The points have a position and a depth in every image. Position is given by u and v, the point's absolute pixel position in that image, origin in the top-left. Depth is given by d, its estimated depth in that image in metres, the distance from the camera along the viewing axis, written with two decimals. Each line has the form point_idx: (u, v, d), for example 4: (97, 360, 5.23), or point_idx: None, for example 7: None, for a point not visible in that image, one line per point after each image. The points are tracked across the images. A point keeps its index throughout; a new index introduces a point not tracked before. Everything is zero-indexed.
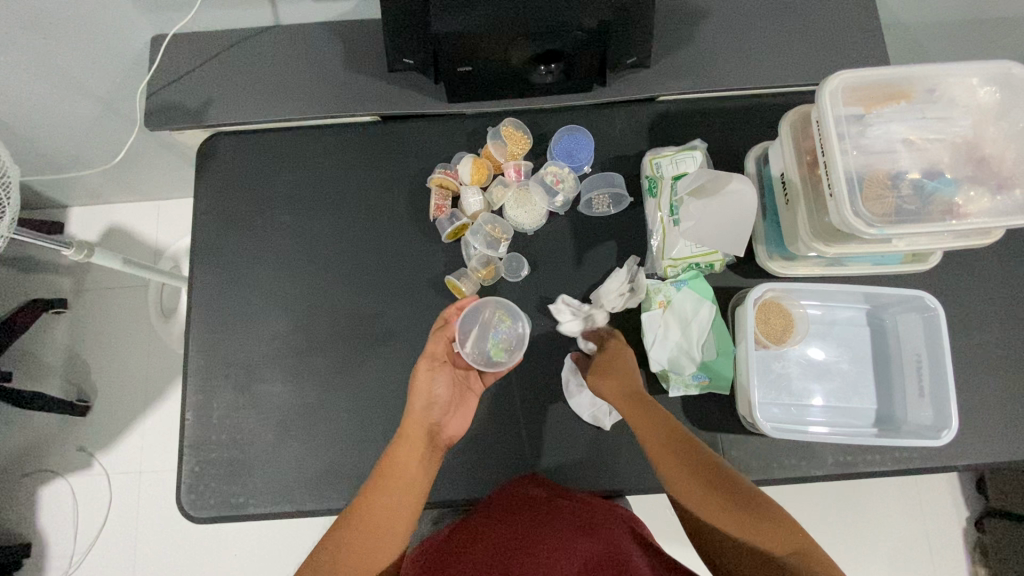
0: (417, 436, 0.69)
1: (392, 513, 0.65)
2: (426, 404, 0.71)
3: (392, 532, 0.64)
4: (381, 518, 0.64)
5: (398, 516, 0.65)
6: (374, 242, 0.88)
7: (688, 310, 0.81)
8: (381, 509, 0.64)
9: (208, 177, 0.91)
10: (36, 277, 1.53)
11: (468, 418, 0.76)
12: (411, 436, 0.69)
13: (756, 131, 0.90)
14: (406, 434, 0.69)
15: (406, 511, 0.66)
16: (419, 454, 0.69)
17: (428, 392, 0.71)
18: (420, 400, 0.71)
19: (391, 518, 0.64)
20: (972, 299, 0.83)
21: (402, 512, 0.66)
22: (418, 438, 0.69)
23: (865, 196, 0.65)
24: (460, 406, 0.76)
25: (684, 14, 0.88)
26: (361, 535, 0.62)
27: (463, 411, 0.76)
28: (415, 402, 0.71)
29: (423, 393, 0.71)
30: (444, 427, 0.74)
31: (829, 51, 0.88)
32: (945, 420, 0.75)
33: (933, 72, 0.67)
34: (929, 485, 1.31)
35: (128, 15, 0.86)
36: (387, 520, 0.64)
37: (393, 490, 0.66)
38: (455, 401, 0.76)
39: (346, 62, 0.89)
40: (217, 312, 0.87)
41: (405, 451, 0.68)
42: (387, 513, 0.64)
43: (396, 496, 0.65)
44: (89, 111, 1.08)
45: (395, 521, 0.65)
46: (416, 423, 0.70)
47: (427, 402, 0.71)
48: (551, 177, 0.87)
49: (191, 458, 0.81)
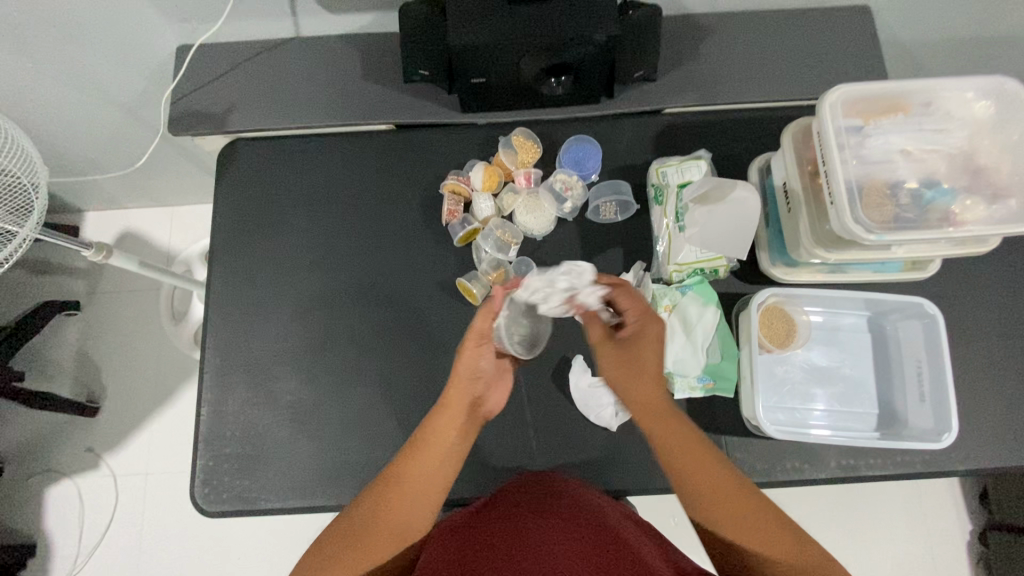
0: (454, 411, 0.71)
1: (417, 490, 0.68)
2: (472, 377, 0.72)
3: (417, 509, 0.67)
4: (403, 498, 0.67)
5: (423, 495, 0.68)
6: (387, 245, 0.91)
7: (693, 313, 0.82)
8: (402, 490, 0.67)
9: (227, 181, 0.94)
10: (50, 280, 1.56)
11: (505, 391, 0.80)
12: (449, 409, 0.71)
13: (758, 143, 0.93)
14: (441, 410, 0.71)
15: (438, 481, 0.69)
16: (455, 431, 0.71)
17: (473, 367, 0.72)
18: (463, 374, 0.72)
19: (416, 497, 0.67)
20: (972, 307, 0.85)
21: (433, 488, 0.69)
22: (455, 414, 0.71)
23: (865, 203, 0.67)
24: (497, 381, 0.79)
25: (689, 31, 0.91)
26: (361, 530, 0.65)
27: (500, 385, 0.80)
28: (460, 377, 0.72)
29: (469, 369, 0.72)
30: (486, 400, 0.77)
31: (830, 68, 0.91)
32: (944, 423, 0.77)
33: (929, 86, 0.70)
34: (933, 497, 1.31)
35: (155, 26, 0.90)
36: (410, 498, 0.67)
37: (426, 460, 0.69)
38: (494, 375, 0.79)
39: (364, 73, 0.93)
40: (234, 311, 0.89)
41: (440, 425, 0.70)
42: (411, 493, 0.67)
43: (425, 472, 0.68)
44: (112, 117, 1.12)
45: (423, 497, 0.68)
46: (456, 397, 0.71)
47: (474, 375, 0.72)
48: (560, 185, 0.90)
49: (205, 453, 0.84)
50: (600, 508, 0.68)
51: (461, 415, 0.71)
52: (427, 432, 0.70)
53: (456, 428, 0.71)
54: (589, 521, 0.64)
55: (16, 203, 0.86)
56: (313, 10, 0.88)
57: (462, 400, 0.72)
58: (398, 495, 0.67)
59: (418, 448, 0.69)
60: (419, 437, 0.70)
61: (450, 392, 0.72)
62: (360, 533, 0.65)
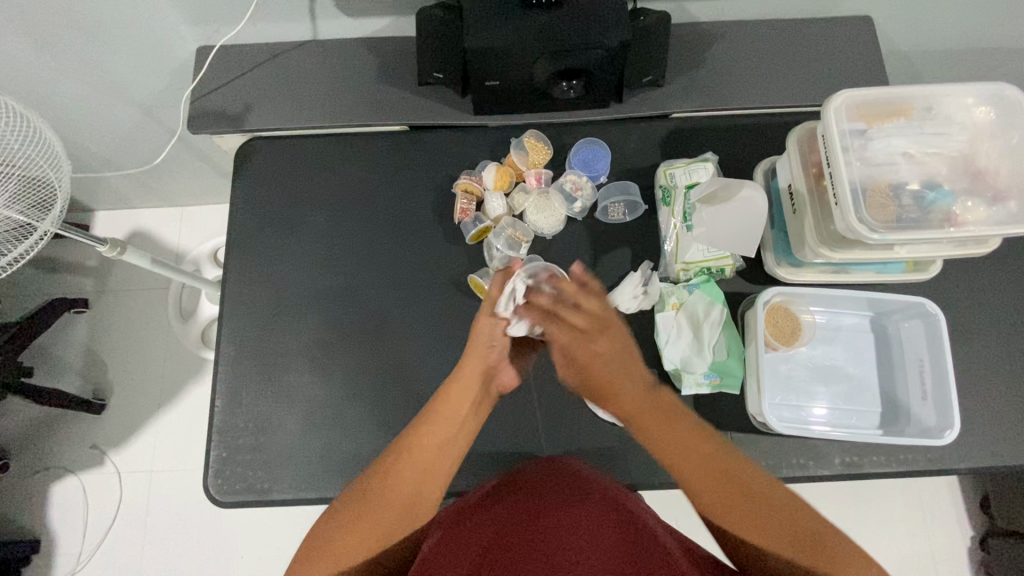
0: (468, 381, 0.75)
1: (429, 459, 0.71)
2: (488, 347, 0.77)
3: (429, 478, 0.71)
4: (418, 467, 0.70)
5: (435, 463, 0.72)
6: (400, 242, 0.92)
7: (700, 311, 0.84)
8: (416, 459, 0.70)
9: (244, 178, 0.96)
10: (58, 278, 1.57)
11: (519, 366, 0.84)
12: (464, 381, 0.75)
13: (763, 147, 0.95)
14: (456, 382, 0.75)
15: (448, 451, 0.73)
16: (470, 399, 0.75)
17: (488, 336, 0.77)
18: (478, 346, 0.76)
19: (427, 464, 0.71)
20: (973, 309, 0.87)
21: (445, 457, 0.73)
22: (469, 384, 0.75)
23: (868, 203, 0.70)
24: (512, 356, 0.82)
25: (697, 38, 0.94)
26: (379, 496, 0.68)
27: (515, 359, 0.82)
28: (477, 346, 0.76)
29: (485, 340, 0.76)
30: (500, 373, 0.80)
31: (833, 75, 0.94)
32: (946, 419, 0.80)
33: (930, 92, 0.72)
34: (933, 501, 1.33)
35: (176, 26, 0.92)
36: (424, 467, 0.71)
37: (442, 429, 0.72)
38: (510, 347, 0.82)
39: (380, 75, 0.95)
40: (249, 306, 0.91)
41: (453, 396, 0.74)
42: (425, 461, 0.71)
43: (438, 442, 0.72)
44: (129, 116, 1.14)
45: (435, 465, 0.72)
46: (471, 369, 0.76)
47: (492, 342, 0.77)
48: (570, 185, 0.92)
49: (218, 444, 0.85)
50: (608, 488, 0.72)
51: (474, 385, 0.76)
52: (441, 404, 0.74)
53: (468, 400, 0.75)
54: (606, 510, 0.67)
55: (39, 198, 0.88)
56: (331, 13, 0.91)
57: (475, 372, 0.76)
58: (412, 463, 0.70)
59: (434, 419, 0.73)
60: (434, 409, 0.73)
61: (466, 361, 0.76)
62: (376, 502, 0.68)
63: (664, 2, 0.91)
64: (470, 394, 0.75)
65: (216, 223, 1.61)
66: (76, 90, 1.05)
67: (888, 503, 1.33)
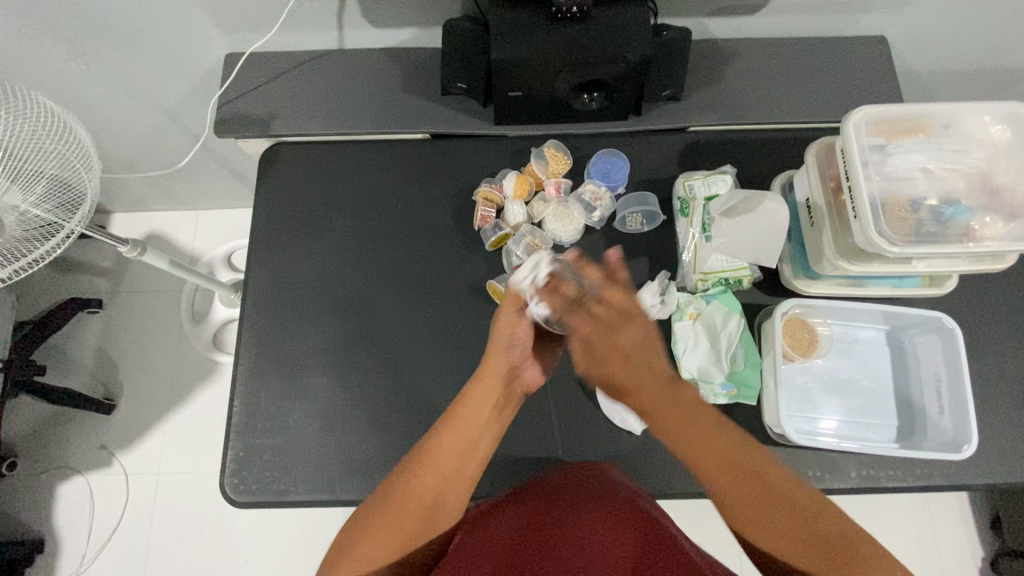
0: (489, 383, 0.75)
1: (451, 462, 0.71)
2: (507, 346, 0.76)
3: (452, 480, 0.71)
4: (440, 470, 0.70)
5: (457, 465, 0.71)
6: (420, 248, 0.94)
7: (717, 321, 0.85)
8: (437, 462, 0.70)
9: (268, 182, 0.98)
10: (73, 278, 1.58)
11: (543, 366, 0.84)
12: (485, 383, 0.75)
13: (779, 162, 0.97)
14: (476, 386, 0.75)
15: (470, 454, 0.73)
16: (492, 401, 0.76)
17: (508, 337, 0.76)
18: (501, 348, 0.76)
19: (450, 467, 0.71)
20: (988, 325, 0.87)
21: (468, 459, 0.73)
22: (490, 386, 0.75)
23: (887, 217, 0.71)
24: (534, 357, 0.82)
25: (715, 54, 0.96)
26: (404, 498, 0.68)
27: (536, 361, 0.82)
28: (498, 346, 0.76)
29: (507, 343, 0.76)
30: (522, 374, 0.81)
31: (850, 92, 0.95)
32: (965, 434, 0.80)
33: (947, 109, 0.74)
34: (943, 522, 1.32)
35: (207, 33, 0.94)
36: (445, 469, 0.70)
37: (463, 432, 0.72)
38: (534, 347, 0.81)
39: (403, 84, 0.97)
40: (271, 307, 0.92)
41: (475, 400, 0.74)
42: (447, 466, 0.70)
43: (460, 444, 0.72)
44: (153, 119, 1.16)
45: (458, 468, 0.71)
46: (493, 370, 0.76)
47: (516, 342, 0.76)
48: (590, 195, 0.93)
49: (236, 444, 0.86)
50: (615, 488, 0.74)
51: (496, 386, 0.76)
52: (462, 408, 0.74)
53: (491, 403, 0.76)
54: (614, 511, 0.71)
55: (67, 198, 0.88)
56: (359, 23, 0.93)
57: (495, 375, 0.76)
58: (433, 467, 0.70)
59: (455, 422, 0.73)
60: (454, 412, 0.74)
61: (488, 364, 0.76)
62: (401, 507, 0.67)
63: (685, 19, 0.93)
64: (491, 396, 0.75)
65: (231, 227, 1.62)
66: (105, 92, 1.07)
67: (898, 521, 1.32)
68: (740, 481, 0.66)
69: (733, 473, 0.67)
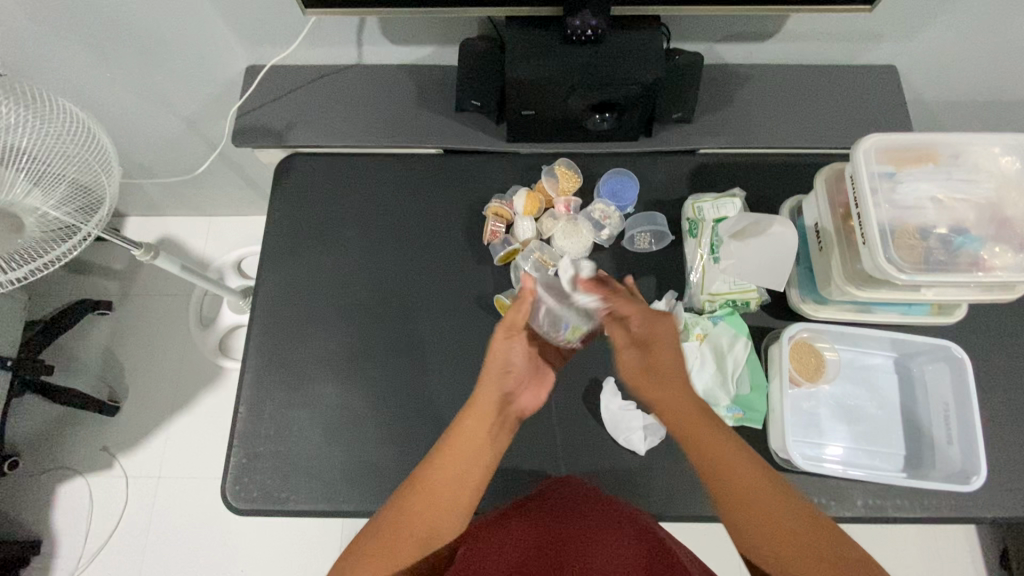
0: (478, 415, 0.73)
1: (443, 492, 0.70)
2: (502, 372, 0.75)
3: (445, 511, 0.69)
4: (431, 500, 0.69)
5: (451, 495, 0.70)
6: (429, 260, 0.95)
7: (724, 344, 0.85)
8: (428, 494, 0.69)
9: (283, 191, 1.00)
10: (84, 279, 1.60)
11: (542, 389, 0.80)
12: (477, 414, 0.73)
13: (788, 186, 0.97)
14: (466, 417, 0.73)
15: (460, 484, 0.71)
16: (485, 428, 0.73)
17: (504, 358, 0.75)
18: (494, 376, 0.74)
19: (442, 498, 0.69)
20: (998, 355, 0.87)
21: (464, 488, 0.71)
22: (479, 418, 0.73)
23: (896, 244, 0.71)
24: (531, 381, 0.79)
25: (727, 79, 0.97)
26: (398, 526, 0.67)
27: (534, 385, 0.80)
28: (491, 372, 0.74)
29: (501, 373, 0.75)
30: (517, 399, 0.78)
31: (860, 119, 0.96)
32: (975, 466, 0.79)
33: (957, 139, 0.75)
34: (949, 555, 1.30)
35: (229, 44, 0.96)
36: (437, 501, 0.69)
37: (453, 461, 0.71)
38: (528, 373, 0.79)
39: (419, 100, 0.99)
40: (279, 314, 0.93)
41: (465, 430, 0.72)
42: (440, 496, 0.69)
43: (449, 478, 0.70)
44: (172, 126, 1.19)
45: (454, 496, 0.70)
46: (486, 399, 0.74)
47: (505, 369, 0.75)
48: (598, 214, 0.94)
49: (239, 451, 0.86)
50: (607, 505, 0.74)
51: (488, 416, 0.73)
52: (453, 438, 0.72)
53: (485, 434, 0.73)
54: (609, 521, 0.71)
55: (85, 202, 0.89)
56: (377, 40, 0.95)
57: (487, 404, 0.73)
58: (427, 496, 0.69)
59: (445, 453, 0.71)
60: (445, 440, 0.73)
61: (479, 394, 0.74)
62: (394, 535, 0.67)
63: (697, 44, 0.95)
64: (484, 425, 0.73)
65: (242, 235, 1.64)
66: (127, 99, 1.10)
67: (905, 552, 1.29)
68: (749, 488, 0.66)
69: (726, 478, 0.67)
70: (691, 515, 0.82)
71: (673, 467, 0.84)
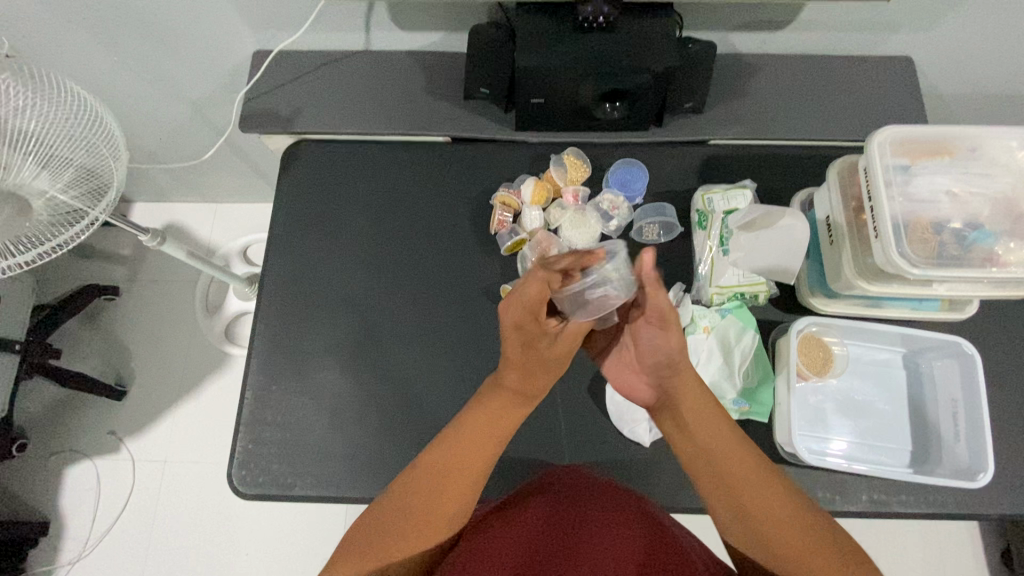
0: (509, 395, 0.72)
1: (468, 467, 0.69)
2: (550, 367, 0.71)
3: (452, 492, 0.68)
4: (436, 482, 0.68)
5: (475, 468, 0.69)
6: (436, 249, 0.94)
7: (731, 336, 0.84)
8: (438, 478, 0.68)
9: (291, 178, 0.99)
10: (91, 265, 1.60)
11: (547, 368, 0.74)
12: (504, 392, 0.72)
13: (799, 178, 0.96)
14: (489, 395, 0.73)
15: (470, 466, 0.69)
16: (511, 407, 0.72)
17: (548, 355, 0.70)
18: (537, 365, 0.70)
19: (469, 474, 0.69)
20: (1009, 351, 0.86)
21: (474, 468, 0.69)
22: (510, 398, 0.72)
23: (909, 239, 0.70)
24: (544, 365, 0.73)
25: (739, 69, 0.96)
26: (414, 503, 0.67)
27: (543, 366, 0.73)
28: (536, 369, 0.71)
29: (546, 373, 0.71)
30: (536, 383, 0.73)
31: (873, 110, 0.95)
32: (982, 463, 0.79)
33: (973, 133, 0.73)
34: (951, 549, 1.30)
35: (237, 29, 0.96)
36: (461, 472, 0.69)
37: (463, 448, 0.69)
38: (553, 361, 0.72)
39: (427, 87, 0.98)
40: (286, 301, 0.93)
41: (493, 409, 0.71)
42: (471, 469, 0.69)
43: (480, 453, 0.70)
44: (180, 112, 1.18)
45: (462, 478, 0.69)
46: (519, 383, 0.72)
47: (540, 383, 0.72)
48: (607, 204, 0.94)
49: (245, 436, 0.87)
50: (608, 503, 0.71)
51: (523, 399, 0.73)
52: (465, 420, 0.71)
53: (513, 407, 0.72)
54: (610, 518, 0.68)
55: (94, 186, 0.89)
56: (385, 26, 0.94)
57: (532, 387, 0.72)
58: (435, 481, 0.68)
59: (465, 430, 0.70)
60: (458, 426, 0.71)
61: (508, 374, 0.71)
62: (401, 509, 0.67)
63: (709, 33, 0.93)
64: (518, 405, 0.72)
65: (248, 222, 1.64)
66: (134, 83, 1.09)
67: (905, 548, 1.29)
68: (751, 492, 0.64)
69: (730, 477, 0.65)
70: (694, 506, 0.82)
71: (677, 459, 0.84)
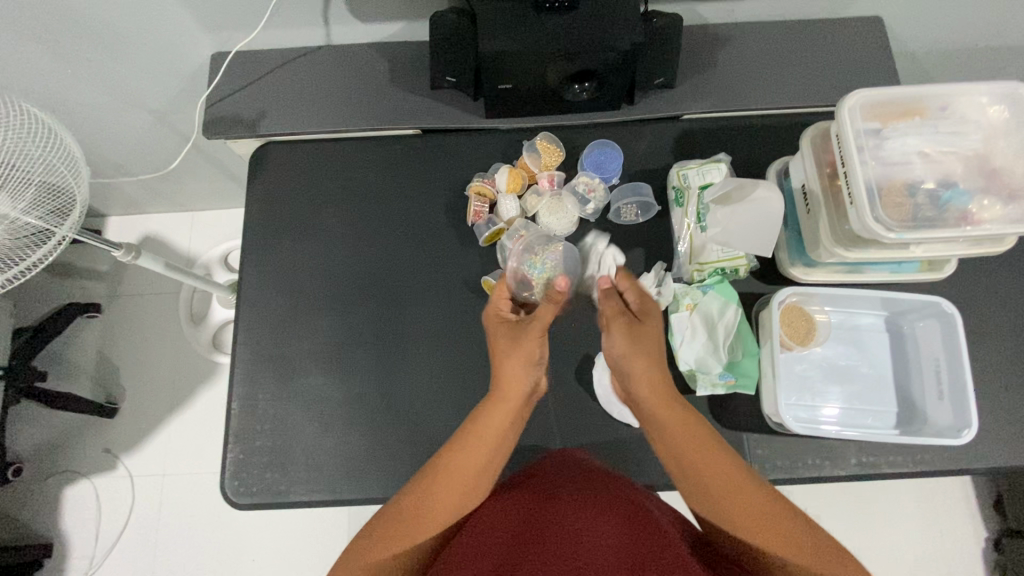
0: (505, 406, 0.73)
1: (468, 471, 0.69)
2: (515, 354, 0.76)
3: (450, 498, 0.67)
4: (437, 481, 0.68)
5: (476, 472, 0.69)
6: (414, 244, 0.93)
7: (714, 311, 0.84)
8: (436, 486, 0.67)
9: (260, 182, 0.97)
10: (70, 284, 1.57)
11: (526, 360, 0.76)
12: (502, 399, 0.74)
13: (774, 147, 0.95)
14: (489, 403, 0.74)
15: (469, 477, 0.69)
16: (504, 420, 0.73)
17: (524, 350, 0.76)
18: (517, 365, 0.75)
19: (466, 482, 0.68)
20: (989, 307, 0.87)
21: (471, 472, 0.69)
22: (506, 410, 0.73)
23: (884, 203, 0.70)
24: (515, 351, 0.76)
25: (708, 40, 0.94)
26: (411, 514, 0.66)
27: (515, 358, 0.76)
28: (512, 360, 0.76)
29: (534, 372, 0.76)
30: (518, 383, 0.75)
31: (844, 73, 0.94)
32: (965, 420, 0.79)
33: (943, 91, 0.73)
34: (945, 503, 1.33)
35: (192, 33, 0.93)
36: (465, 473, 0.69)
37: (466, 453, 0.69)
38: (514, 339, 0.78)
39: (393, 79, 0.95)
40: (265, 308, 0.92)
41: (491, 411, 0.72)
42: (466, 475, 0.69)
43: (477, 457, 0.69)
44: (143, 121, 1.15)
45: (461, 491, 0.68)
46: (510, 381, 0.75)
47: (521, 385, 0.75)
48: (583, 187, 0.92)
49: (235, 447, 0.86)
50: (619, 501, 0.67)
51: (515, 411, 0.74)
52: (475, 425, 0.72)
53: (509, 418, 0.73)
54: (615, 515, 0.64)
55: (57, 204, 0.86)
56: (343, 19, 0.91)
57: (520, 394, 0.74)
58: (439, 482, 0.68)
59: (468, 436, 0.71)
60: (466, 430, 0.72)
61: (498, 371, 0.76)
62: (402, 515, 0.66)
63: (676, 5, 0.92)
64: (506, 415, 0.73)
65: (226, 228, 1.62)
66: (90, 95, 1.06)
67: (902, 505, 1.32)
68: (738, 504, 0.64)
69: (705, 476, 0.66)
70: None
71: None
